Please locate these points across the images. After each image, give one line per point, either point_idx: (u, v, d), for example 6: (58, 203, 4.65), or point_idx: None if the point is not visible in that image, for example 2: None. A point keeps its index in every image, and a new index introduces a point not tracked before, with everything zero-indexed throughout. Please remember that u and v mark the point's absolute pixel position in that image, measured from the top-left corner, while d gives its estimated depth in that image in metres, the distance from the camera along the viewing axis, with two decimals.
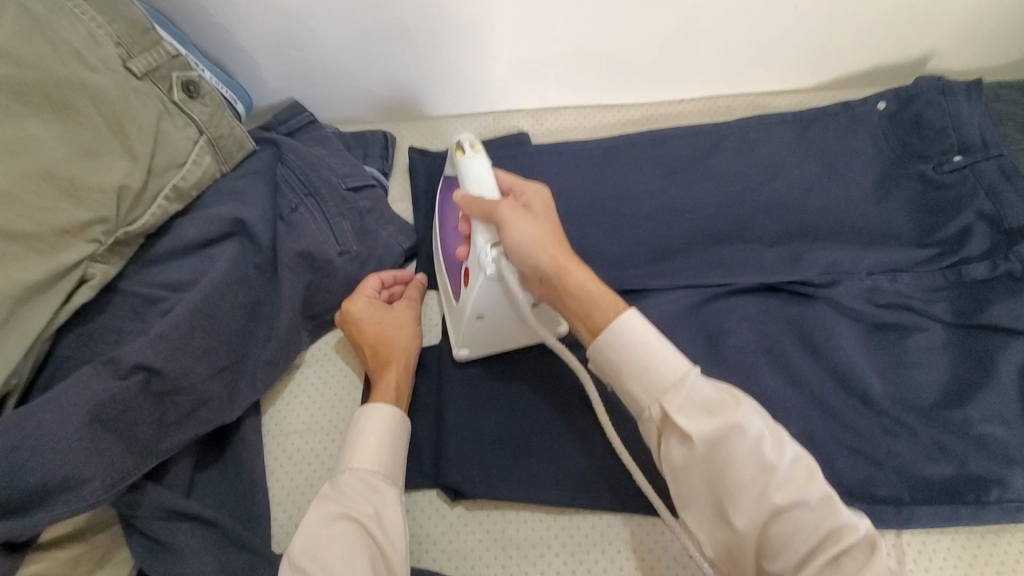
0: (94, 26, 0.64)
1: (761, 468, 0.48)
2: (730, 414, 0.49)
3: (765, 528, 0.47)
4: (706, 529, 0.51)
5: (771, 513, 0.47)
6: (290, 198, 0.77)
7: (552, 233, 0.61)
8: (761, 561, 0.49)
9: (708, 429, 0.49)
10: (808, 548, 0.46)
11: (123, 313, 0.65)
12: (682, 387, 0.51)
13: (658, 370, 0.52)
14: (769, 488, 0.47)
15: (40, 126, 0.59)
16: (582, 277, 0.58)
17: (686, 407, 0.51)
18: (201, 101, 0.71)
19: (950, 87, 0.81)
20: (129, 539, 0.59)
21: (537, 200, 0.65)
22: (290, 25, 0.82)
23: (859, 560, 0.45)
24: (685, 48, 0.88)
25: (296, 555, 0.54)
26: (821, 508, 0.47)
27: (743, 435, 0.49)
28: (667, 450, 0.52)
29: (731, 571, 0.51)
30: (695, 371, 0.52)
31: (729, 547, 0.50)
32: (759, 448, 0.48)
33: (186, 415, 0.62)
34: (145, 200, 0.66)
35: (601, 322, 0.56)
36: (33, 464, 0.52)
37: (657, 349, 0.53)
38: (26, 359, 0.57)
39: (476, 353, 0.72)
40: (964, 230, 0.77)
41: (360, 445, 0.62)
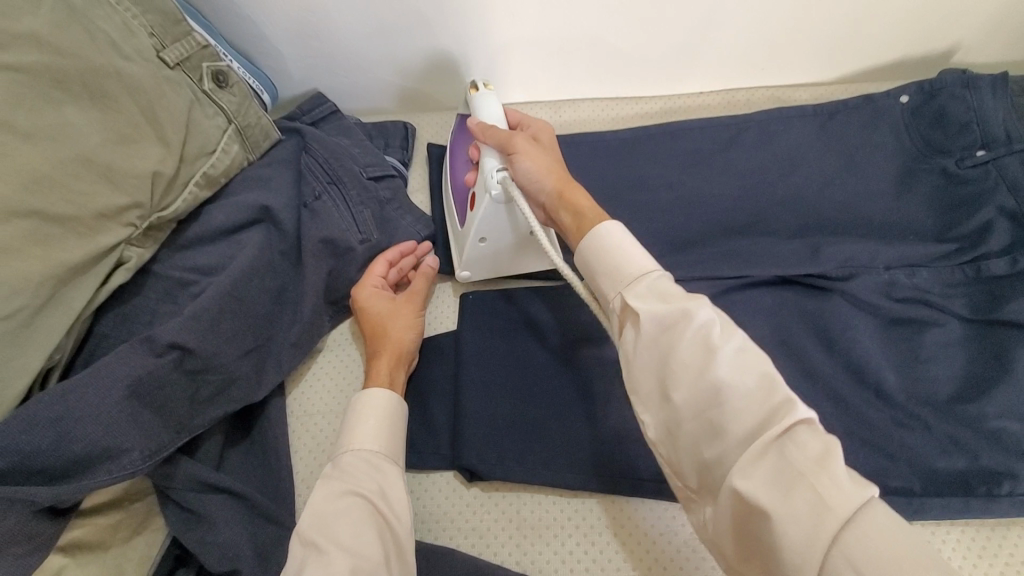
0: (129, 16, 0.66)
1: (706, 351, 0.47)
2: (684, 302, 0.49)
3: (706, 405, 0.45)
4: (652, 412, 0.50)
5: (713, 389, 0.45)
6: (314, 186, 0.79)
7: (557, 159, 0.65)
8: (700, 445, 0.46)
9: (659, 312, 0.49)
10: (747, 428, 0.44)
11: (157, 295, 0.68)
12: (644, 278, 0.52)
13: (622, 266, 0.53)
14: (712, 367, 0.46)
15: (81, 114, 0.61)
16: (579, 194, 0.61)
17: (644, 295, 0.51)
18: (229, 91, 0.74)
19: (975, 80, 0.79)
20: (164, 509, 0.62)
21: (547, 136, 0.70)
22: (315, 16, 0.83)
23: (802, 445, 0.42)
24: (706, 40, 0.88)
25: (306, 531, 0.56)
26: (761, 390, 0.45)
27: (692, 321, 0.48)
28: (622, 336, 0.52)
29: (674, 456, 0.49)
30: (658, 272, 0.52)
31: (671, 431, 0.48)
32: (708, 334, 0.47)
33: (217, 393, 0.65)
34: (177, 186, 0.68)
35: (584, 230, 0.58)
36: (77, 436, 0.55)
37: (624, 248, 0.54)
38: (67, 337, 0.60)
39: (478, 276, 0.78)
40: (984, 225, 0.76)
41: (359, 427, 0.64)
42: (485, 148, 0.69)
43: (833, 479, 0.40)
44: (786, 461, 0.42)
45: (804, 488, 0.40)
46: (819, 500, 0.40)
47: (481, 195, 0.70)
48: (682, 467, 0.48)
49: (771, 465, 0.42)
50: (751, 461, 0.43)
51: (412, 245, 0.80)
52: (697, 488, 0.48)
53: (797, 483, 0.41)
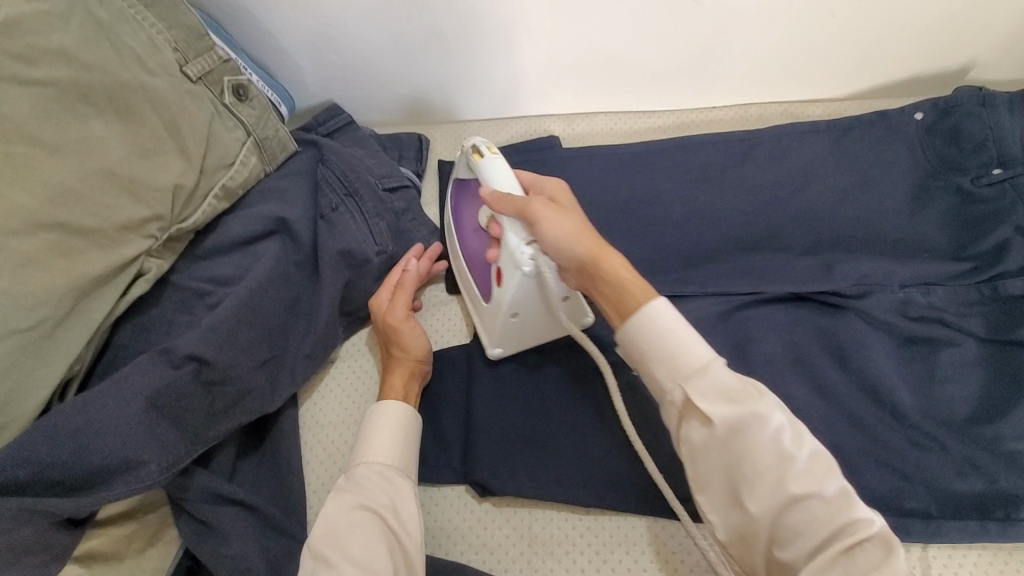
0: (154, 31, 0.67)
1: (780, 458, 0.47)
2: (754, 403, 0.49)
3: (780, 515, 0.47)
4: (718, 513, 0.51)
5: (787, 500, 0.46)
6: (330, 198, 0.80)
7: (584, 225, 0.62)
8: (773, 549, 0.48)
9: (729, 413, 0.49)
10: (818, 539, 0.45)
11: (175, 306, 0.69)
12: (704, 373, 0.51)
13: (681, 355, 0.52)
14: (786, 478, 0.47)
15: (106, 127, 0.62)
16: (616, 265, 0.58)
17: (709, 394, 0.51)
18: (249, 104, 0.75)
19: (991, 98, 0.80)
20: (178, 520, 0.63)
21: (562, 197, 0.67)
22: (334, 32, 0.84)
23: (868, 551, 0.44)
24: (721, 57, 0.89)
25: (317, 542, 0.57)
26: (836, 501, 0.46)
27: (765, 426, 0.48)
28: (686, 432, 0.52)
29: (743, 554, 0.51)
30: (718, 362, 0.52)
31: (744, 532, 0.50)
32: (779, 439, 0.48)
33: (233, 404, 0.65)
34: (198, 198, 0.69)
35: (627, 308, 0.56)
36: (95, 447, 0.55)
37: (683, 335, 0.53)
38: (87, 347, 0.61)
39: (510, 350, 0.74)
40: (1000, 245, 0.76)
41: (373, 438, 0.64)
42: (505, 220, 0.65)
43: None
44: (855, 569, 0.44)
45: None
46: None
47: (510, 269, 0.66)
48: (749, 558, 0.51)
49: (842, 573, 0.44)
50: (825, 568, 0.44)
51: (422, 246, 0.80)
52: None
53: None
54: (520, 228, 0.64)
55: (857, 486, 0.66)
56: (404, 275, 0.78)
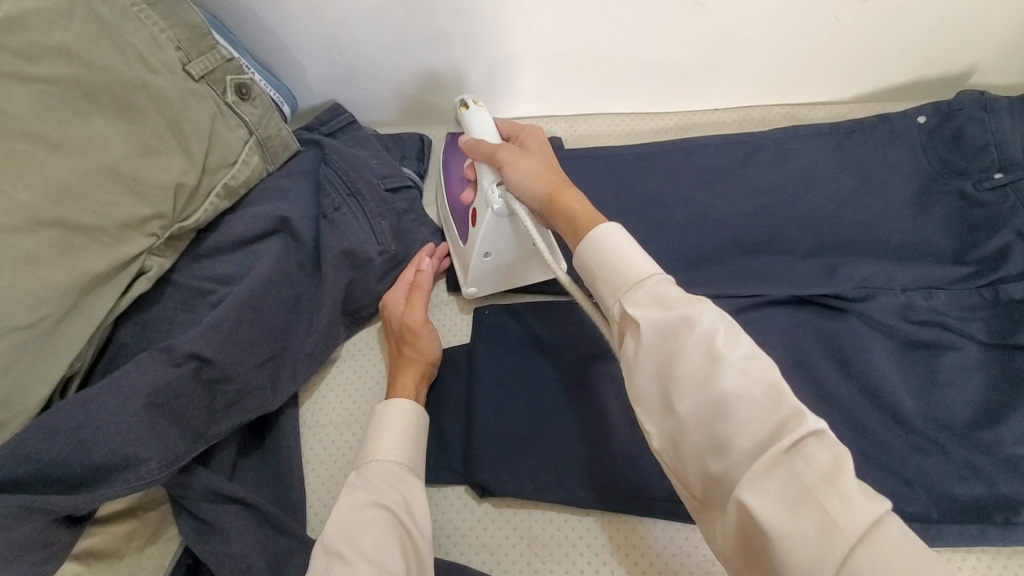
0: (156, 30, 0.67)
1: (711, 360, 0.46)
2: (687, 308, 0.48)
3: (711, 418, 0.45)
4: (655, 421, 0.50)
5: (718, 401, 0.45)
6: (333, 197, 0.80)
7: (549, 165, 0.66)
8: (705, 457, 0.46)
9: (660, 320, 0.49)
10: (752, 442, 0.43)
11: (176, 304, 0.69)
12: (643, 284, 0.51)
13: (624, 270, 0.53)
14: (716, 377, 0.45)
15: (108, 125, 0.62)
16: (572, 199, 0.61)
17: (644, 303, 0.51)
18: (252, 103, 0.75)
19: (994, 103, 0.79)
20: (178, 518, 0.63)
21: (537, 144, 0.70)
22: (337, 32, 0.84)
23: (806, 456, 0.42)
24: (722, 59, 0.89)
25: (331, 539, 0.56)
26: (768, 401, 0.44)
27: (694, 329, 0.47)
28: (624, 344, 0.51)
29: (677, 465, 0.49)
30: (659, 276, 0.52)
31: (676, 443, 0.48)
32: (711, 341, 0.47)
33: (233, 402, 0.65)
34: (199, 197, 0.69)
35: (578, 234, 0.58)
36: (96, 444, 0.55)
37: (626, 252, 0.54)
38: (89, 345, 0.61)
39: (485, 290, 0.79)
40: (1002, 249, 0.76)
41: (385, 437, 0.65)
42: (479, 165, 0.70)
43: (844, 492, 0.40)
44: (795, 477, 0.42)
45: (811, 504, 0.40)
46: (828, 517, 0.40)
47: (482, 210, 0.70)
48: (684, 473, 0.48)
49: (781, 480, 0.42)
50: (761, 475, 0.42)
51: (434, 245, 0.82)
52: (705, 499, 0.47)
53: (808, 500, 0.40)
54: (490, 172, 0.69)
55: None
56: (417, 274, 0.79)
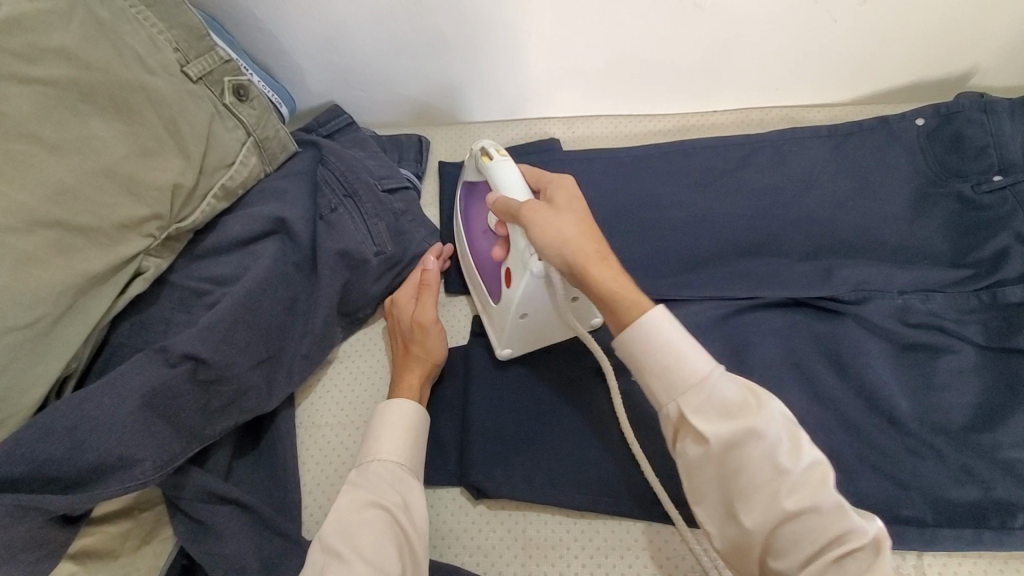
0: (155, 31, 0.67)
1: (775, 472, 0.49)
2: (750, 418, 0.50)
3: (777, 527, 0.49)
4: (715, 523, 0.53)
5: (783, 513, 0.48)
6: (330, 198, 0.80)
7: (582, 226, 0.61)
8: (767, 556, 0.50)
9: (724, 431, 0.50)
10: (812, 549, 0.48)
11: (172, 305, 0.69)
12: (699, 387, 0.51)
13: (679, 369, 0.52)
14: (779, 493, 0.49)
15: (105, 126, 0.62)
16: (604, 274, 0.57)
17: (705, 409, 0.51)
18: (250, 104, 0.75)
19: (993, 105, 0.79)
20: (173, 519, 0.63)
21: (567, 200, 0.65)
22: (335, 33, 0.85)
23: (858, 561, 0.46)
24: (721, 60, 0.88)
25: (330, 536, 0.57)
26: (830, 513, 0.48)
27: (759, 441, 0.49)
28: (682, 448, 0.53)
29: (737, 561, 0.53)
30: (717, 375, 0.52)
31: (738, 547, 0.52)
32: (775, 455, 0.49)
33: (228, 403, 0.65)
34: (196, 197, 0.70)
35: (621, 319, 0.56)
36: (91, 444, 0.55)
37: (682, 348, 0.53)
38: (85, 344, 0.61)
39: (519, 351, 0.73)
40: (1000, 252, 0.76)
41: (386, 437, 0.65)
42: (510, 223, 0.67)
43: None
44: None
45: None
46: None
47: (519, 271, 0.66)
48: (745, 566, 0.52)
49: None
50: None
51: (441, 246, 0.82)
52: None
53: None
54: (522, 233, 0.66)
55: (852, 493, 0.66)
56: (424, 274, 0.79)
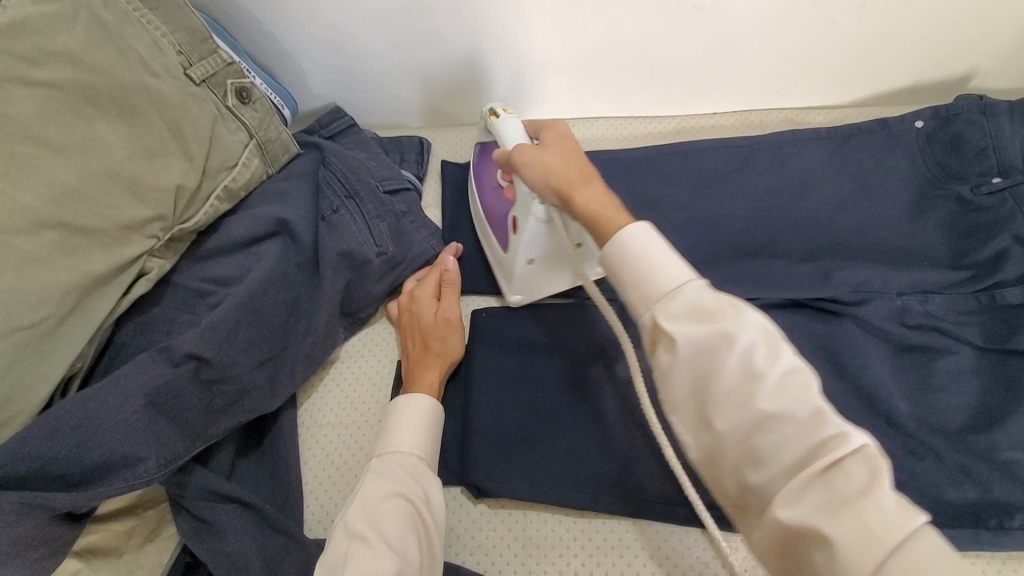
0: (158, 34, 0.68)
1: (748, 377, 0.43)
2: (725, 322, 0.44)
3: (752, 434, 0.42)
4: (690, 432, 0.46)
5: (759, 419, 0.42)
6: (332, 200, 0.80)
7: (569, 157, 0.62)
8: (743, 469, 0.43)
9: (696, 335, 0.45)
10: (791, 460, 0.41)
11: (176, 305, 0.70)
12: (676, 294, 0.47)
13: (652, 278, 0.48)
14: (754, 397, 0.42)
15: (110, 128, 0.63)
16: (588, 195, 0.57)
17: (679, 315, 0.46)
18: (252, 106, 0.75)
19: (991, 107, 0.80)
20: (176, 517, 0.63)
21: (553, 138, 0.65)
22: (338, 35, 0.85)
23: (850, 472, 0.39)
24: (720, 62, 0.89)
25: (354, 522, 0.58)
26: (810, 422, 0.41)
27: (733, 344, 0.43)
28: (655, 356, 0.47)
29: (713, 477, 0.46)
30: (692, 283, 0.47)
31: (713, 456, 0.45)
32: (750, 357, 0.43)
33: (231, 403, 0.66)
34: (199, 199, 0.70)
35: (603, 234, 0.54)
36: (96, 442, 0.56)
37: (654, 256, 0.49)
38: (89, 345, 0.62)
39: (529, 298, 0.78)
40: (999, 253, 0.76)
41: (409, 430, 0.66)
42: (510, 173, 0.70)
43: (885, 509, 0.37)
44: (834, 490, 0.39)
45: (849, 514, 0.38)
46: (865, 529, 0.37)
47: (524, 217, 0.71)
48: (721, 484, 0.46)
49: (819, 494, 0.39)
50: (798, 490, 0.40)
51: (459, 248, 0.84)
52: (741, 508, 0.45)
53: (841, 513, 0.38)
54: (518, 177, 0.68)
55: None
56: (444, 274, 0.80)
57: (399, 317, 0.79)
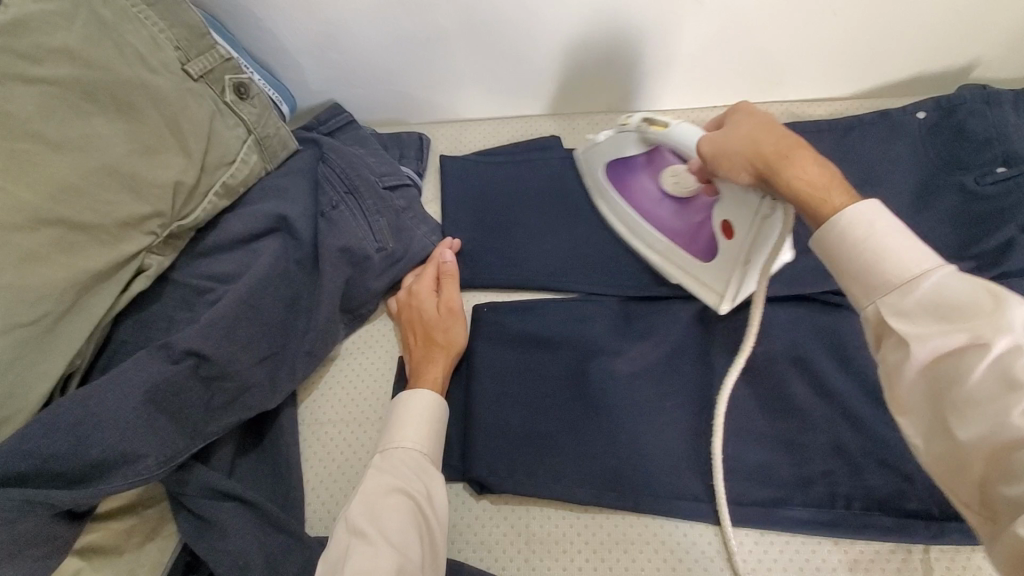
0: (156, 30, 0.67)
1: (1004, 385, 0.42)
2: (974, 323, 0.44)
3: (1006, 446, 0.41)
4: (925, 437, 0.47)
5: (1015, 430, 0.41)
6: (331, 195, 0.80)
7: (764, 134, 0.57)
8: (995, 481, 0.42)
9: (936, 334, 0.45)
10: None
11: (175, 302, 0.69)
12: (914, 283, 0.47)
13: (883, 266, 0.48)
14: (1010, 409, 0.41)
15: (107, 124, 0.63)
16: (796, 174, 0.54)
17: (912, 307, 0.47)
18: (250, 102, 0.75)
19: (995, 97, 0.80)
20: (176, 516, 0.63)
21: (746, 110, 0.61)
22: (336, 31, 0.85)
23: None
24: (721, 55, 0.88)
25: (355, 518, 0.58)
26: None
27: (984, 347, 0.43)
28: (884, 353, 0.49)
29: (951, 486, 0.46)
30: (939, 272, 0.47)
31: (954, 463, 0.45)
32: (1007, 364, 0.42)
33: (232, 400, 0.65)
34: (198, 195, 0.70)
35: (818, 218, 0.52)
36: (95, 440, 0.55)
37: (888, 245, 0.49)
38: (88, 342, 0.62)
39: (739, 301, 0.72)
40: (1006, 243, 0.75)
41: (411, 426, 0.66)
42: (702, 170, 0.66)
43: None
44: None
45: None
46: None
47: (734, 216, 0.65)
48: (962, 492, 0.45)
49: None
50: None
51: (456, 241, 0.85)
52: (989, 523, 0.43)
53: None
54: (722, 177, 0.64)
55: (858, 487, 0.64)
56: (441, 266, 0.80)
57: (399, 313, 0.79)
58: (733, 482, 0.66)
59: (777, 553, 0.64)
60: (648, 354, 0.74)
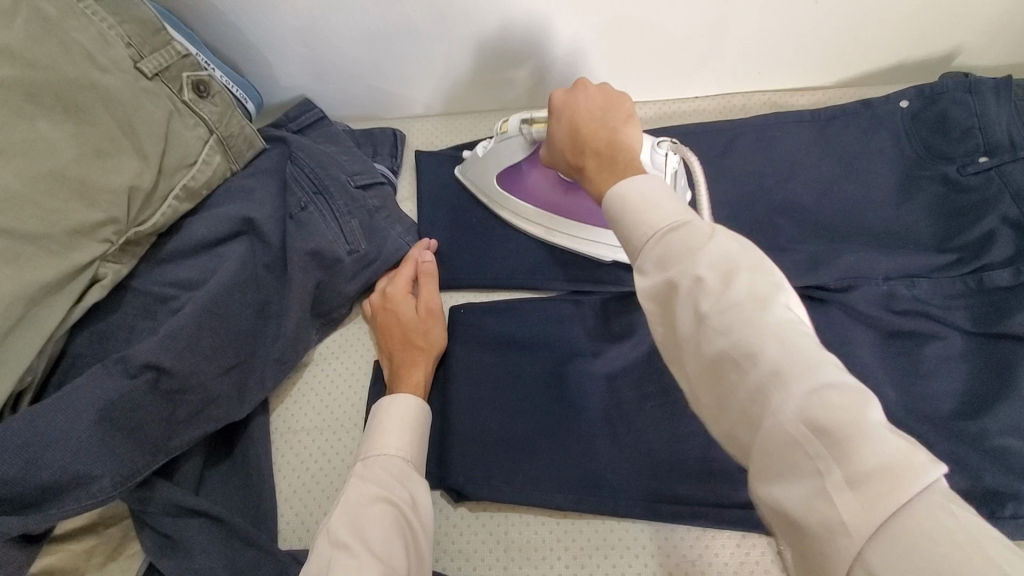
0: (104, 26, 0.63)
1: (696, 321, 0.41)
2: (678, 265, 0.42)
3: (717, 381, 0.40)
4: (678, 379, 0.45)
5: (713, 363, 0.40)
6: (300, 197, 0.77)
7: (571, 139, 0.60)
8: (720, 419, 0.41)
9: (659, 283, 0.44)
10: (758, 412, 0.37)
11: (135, 312, 0.67)
12: (655, 238, 0.45)
13: (639, 223, 0.46)
14: (705, 341, 0.40)
15: (54, 127, 0.59)
16: (596, 169, 0.57)
17: (651, 261, 0.44)
18: (211, 100, 0.71)
19: (977, 85, 0.77)
20: (139, 534, 0.61)
21: (566, 101, 0.62)
22: (301, 23, 0.81)
23: (825, 421, 0.34)
24: (699, 46, 0.86)
25: (337, 530, 0.55)
26: (766, 372, 0.37)
27: (682, 287, 0.42)
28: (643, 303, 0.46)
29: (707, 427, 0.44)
30: (672, 227, 0.44)
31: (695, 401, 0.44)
32: (696, 299, 0.41)
33: (196, 413, 0.63)
34: (155, 200, 0.67)
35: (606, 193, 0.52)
36: (46, 462, 0.53)
37: (642, 201, 0.47)
38: (38, 357, 0.59)
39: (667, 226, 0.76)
40: (986, 236, 0.74)
41: (393, 433, 0.64)
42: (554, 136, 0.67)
43: (878, 473, 0.32)
44: (798, 455, 0.35)
45: (812, 487, 0.34)
46: (830, 513, 0.33)
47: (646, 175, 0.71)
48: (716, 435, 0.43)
49: (789, 460, 0.35)
50: (772, 459, 0.36)
51: (433, 242, 0.82)
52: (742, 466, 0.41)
53: (814, 485, 0.34)
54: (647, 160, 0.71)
55: None
56: (419, 265, 0.78)
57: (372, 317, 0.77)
58: (712, 485, 0.65)
59: (761, 555, 0.64)
60: (626, 354, 0.73)
